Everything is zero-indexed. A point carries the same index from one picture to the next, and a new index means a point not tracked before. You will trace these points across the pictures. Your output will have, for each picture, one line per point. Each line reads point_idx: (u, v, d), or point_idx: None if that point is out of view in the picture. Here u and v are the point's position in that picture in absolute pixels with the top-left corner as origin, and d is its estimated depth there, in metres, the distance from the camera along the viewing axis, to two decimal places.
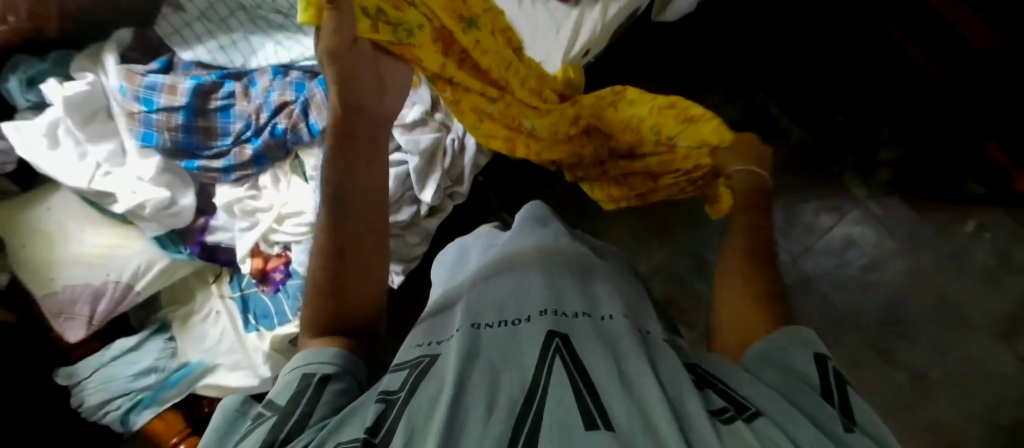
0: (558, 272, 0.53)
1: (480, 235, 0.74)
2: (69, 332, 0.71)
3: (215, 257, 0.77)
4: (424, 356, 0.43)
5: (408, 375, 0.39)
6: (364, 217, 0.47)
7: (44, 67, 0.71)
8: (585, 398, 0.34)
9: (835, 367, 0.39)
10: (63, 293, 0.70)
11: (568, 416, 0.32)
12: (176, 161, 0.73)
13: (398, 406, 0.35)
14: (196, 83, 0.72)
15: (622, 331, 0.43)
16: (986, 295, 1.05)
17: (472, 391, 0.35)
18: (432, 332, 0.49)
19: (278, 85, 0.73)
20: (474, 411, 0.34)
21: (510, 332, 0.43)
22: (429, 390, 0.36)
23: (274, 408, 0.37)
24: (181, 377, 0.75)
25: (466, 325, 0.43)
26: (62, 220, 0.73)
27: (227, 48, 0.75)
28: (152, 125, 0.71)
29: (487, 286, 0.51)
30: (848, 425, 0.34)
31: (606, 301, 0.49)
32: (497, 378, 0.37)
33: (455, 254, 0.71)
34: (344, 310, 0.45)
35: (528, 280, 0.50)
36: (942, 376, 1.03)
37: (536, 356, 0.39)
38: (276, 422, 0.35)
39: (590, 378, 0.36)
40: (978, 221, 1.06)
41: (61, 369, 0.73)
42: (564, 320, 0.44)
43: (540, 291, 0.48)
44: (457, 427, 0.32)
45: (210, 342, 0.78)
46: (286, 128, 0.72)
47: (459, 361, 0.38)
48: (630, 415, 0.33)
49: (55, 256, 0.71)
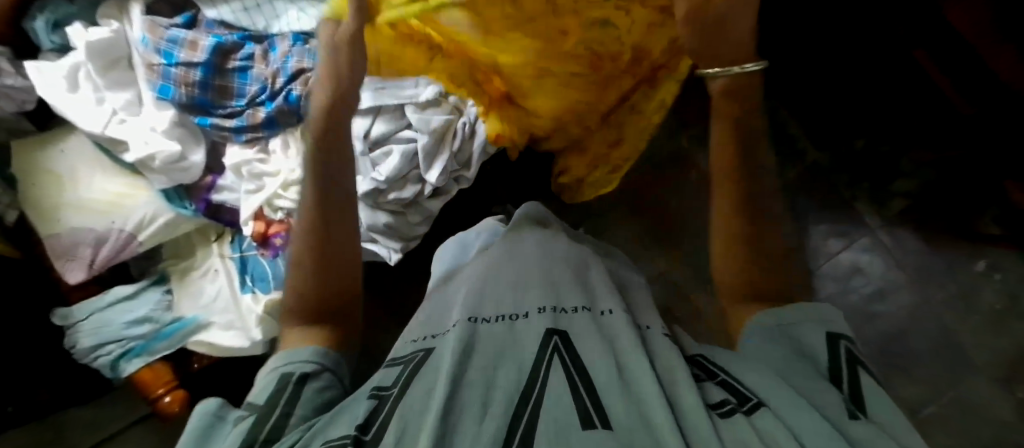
0: (552, 266, 0.56)
1: (483, 230, 0.76)
2: (69, 275, 0.73)
3: (219, 217, 0.78)
4: (420, 351, 0.46)
5: (401, 372, 0.43)
6: (343, 213, 0.52)
7: (71, 10, 0.72)
8: (582, 397, 0.37)
9: (848, 348, 0.42)
10: (66, 235, 0.72)
11: (564, 415, 0.35)
12: (189, 116, 0.74)
13: (392, 401, 0.38)
14: (216, 42, 0.72)
15: (620, 326, 0.46)
16: (990, 337, 1.03)
17: (470, 389, 0.38)
18: (433, 325, 0.52)
19: (297, 51, 0.73)
20: (471, 407, 0.36)
21: (507, 328, 0.46)
22: (427, 383, 0.39)
23: (252, 407, 0.40)
24: (174, 331, 0.76)
25: (464, 319, 0.46)
26: (73, 165, 0.74)
27: (251, 11, 0.75)
28: (170, 78, 0.71)
29: (486, 280, 0.54)
30: (852, 409, 0.36)
31: (604, 296, 0.53)
32: (494, 373, 0.40)
33: (456, 248, 0.73)
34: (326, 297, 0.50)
35: (521, 273, 0.54)
36: (938, 413, 1.01)
37: (535, 352, 0.42)
38: (258, 419, 0.38)
39: (589, 377, 0.39)
40: (989, 261, 1.04)
41: (57, 309, 0.75)
42: (562, 317, 0.47)
43: (537, 288, 0.51)
44: (457, 419, 0.35)
45: (206, 299, 0.79)
46: (300, 95, 0.73)
47: (457, 357, 0.40)
48: (629, 413, 0.35)
49: (62, 198, 0.73)
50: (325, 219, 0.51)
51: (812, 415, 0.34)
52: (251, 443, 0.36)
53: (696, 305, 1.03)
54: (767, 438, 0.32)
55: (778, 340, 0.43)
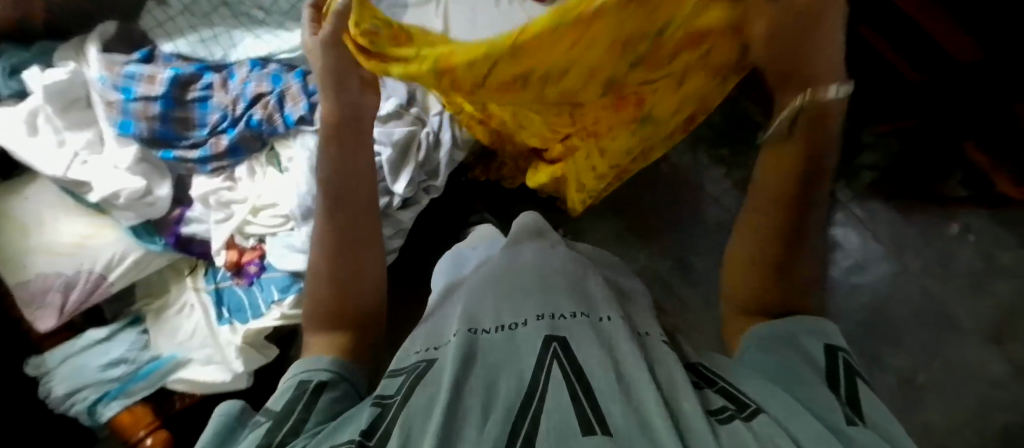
0: (552, 273, 0.57)
1: (481, 245, 0.75)
2: (41, 322, 0.71)
3: (189, 250, 0.77)
4: (421, 362, 0.46)
5: (404, 380, 0.44)
6: (360, 226, 0.56)
7: (27, 56, 0.74)
8: (581, 403, 0.37)
9: (845, 357, 0.42)
10: (35, 282, 0.71)
11: (564, 420, 0.35)
12: (153, 151, 0.75)
13: (395, 409, 0.40)
14: (174, 74, 0.74)
15: (618, 332, 0.46)
16: (972, 298, 1.04)
17: (469, 397, 0.39)
18: (430, 338, 0.52)
19: (254, 77, 0.75)
20: (472, 415, 0.37)
21: (506, 337, 0.46)
22: (428, 392, 0.40)
23: (271, 413, 0.42)
24: (151, 371, 0.74)
25: (463, 330, 0.47)
26: (38, 211, 0.74)
27: (208, 41, 0.77)
28: (129, 114, 0.73)
29: (484, 289, 0.55)
30: (850, 417, 0.36)
31: (605, 302, 0.53)
32: (493, 383, 0.41)
33: (452, 261, 0.74)
34: (344, 314, 0.53)
35: (523, 281, 0.55)
36: (931, 380, 1.02)
37: (534, 360, 0.42)
38: (274, 424, 0.40)
39: (586, 380, 0.40)
40: (964, 222, 1.06)
41: (31, 358, 0.74)
42: (561, 323, 0.47)
43: (534, 297, 0.52)
44: (457, 426, 0.36)
45: (182, 336, 0.78)
46: (262, 119, 0.74)
47: (456, 368, 0.41)
48: (628, 420, 0.35)
49: (27, 245, 0.72)
50: (346, 241, 0.54)
51: (809, 421, 0.35)
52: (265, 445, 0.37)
53: (680, 294, 1.04)
54: (766, 440, 0.33)
55: (766, 349, 0.45)
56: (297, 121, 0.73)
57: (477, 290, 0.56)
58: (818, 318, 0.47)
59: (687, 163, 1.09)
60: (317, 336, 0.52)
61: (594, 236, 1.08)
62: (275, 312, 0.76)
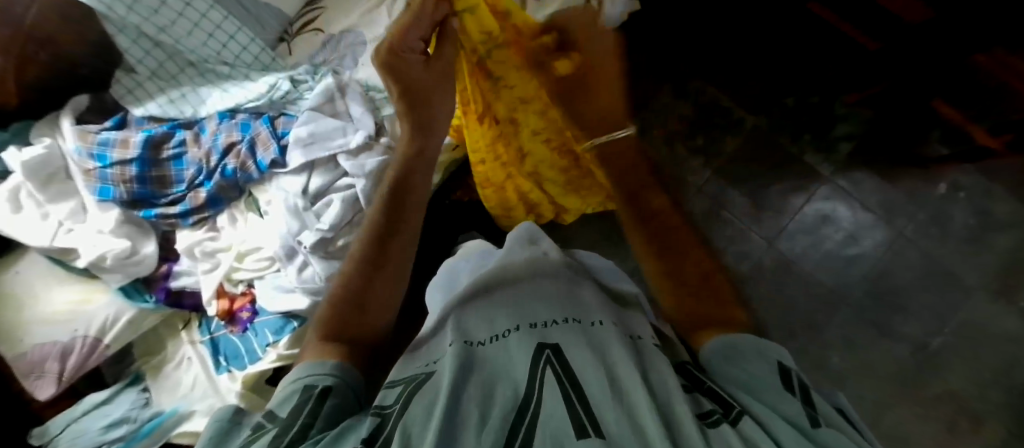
0: (544, 281, 0.57)
1: (471, 255, 0.76)
2: (39, 390, 0.73)
3: (181, 303, 0.78)
4: (420, 373, 0.47)
5: (402, 391, 0.43)
6: (401, 247, 0.57)
7: (4, 137, 0.76)
8: (575, 408, 0.37)
9: (798, 377, 0.41)
10: (32, 353, 0.72)
11: (559, 428, 0.36)
12: (135, 212, 0.77)
13: (395, 418, 0.40)
14: (147, 135, 0.76)
15: (610, 335, 0.46)
16: (972, 255, 1.02)
17: (467, 405, 0.39)
18: (429, 352, 0.52)
19: (224, 128, 0.78)
20: (471, 422, 0.38)
21: (501, 347, 0.47)
22: (426, 402, 0.40)
23: (276, 419, 0.41)
24: (153, 427, 0.75)
25: (459, 341, 0.48)
26: (29, 282, 0.75)
27: (177, 101, 0.80)
28: (108, 179, 0.75)
29: (480, 302, 0.54)
30: (815, 418, 0.36)
31: (598, 306, 0.53)
32: (490, 391, 0.41)
33: (447, 277, 0.74)
34: (357, 323, 0.51)
35: (514, 291, 0.55)
36: (945, 344, 0.99)
37: (528, 368, 0.43)
38: (277, 432, 0.39)
39: (579, 385, 0.40)
40: (952, 180, 1.04)
41: (33, 429, 0.75)
42: (552, 330, 0.47)
43: (528, 305, 0.51)
44: (456, 433, 0.37)
45: (184, 389, 0.78)
46: (235, 168, 0.76)
47: (454, 377, 0.42)
48: (622, 424, 0.36)
49: (22, 317, 0.73)
50: (378, 256, 0.55)
51: (788, 429, 0.35)
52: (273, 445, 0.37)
53: None
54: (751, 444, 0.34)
55: (737, 363, 0.43)
56: (270, 165, 0.76)
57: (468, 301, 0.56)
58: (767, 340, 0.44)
59: (665, 160, 1.09)
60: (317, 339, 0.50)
61: (583, 242, 1.08)
62: (271, 354, 0.75)
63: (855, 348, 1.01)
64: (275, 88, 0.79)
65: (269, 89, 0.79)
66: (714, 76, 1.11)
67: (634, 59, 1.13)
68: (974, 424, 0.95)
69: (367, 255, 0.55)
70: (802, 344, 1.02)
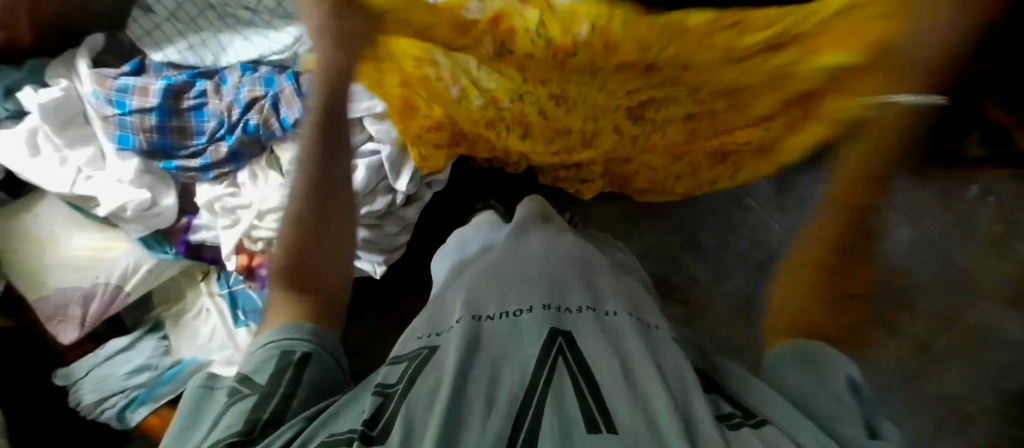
0: (556, 263, 0.53)
1: (483, 227, 0.70)
2: (63, 335, 0.74)
3: (201, 257, 0.78)
4: (424, 348, 0.42)
5: (406, 368, 0.39)
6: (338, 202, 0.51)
7: (19, 76, 0.74)
8: (587, 400, 0.33)
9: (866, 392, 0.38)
10: (55, 296, 0.73)
11: (567, 417, 0.32)
12: (154, 162, 0.75)
13: (396, 398, 0.35)
14: (167, 84, 0.74)
15: (627, 329, 0.42)
16: (995, 259, 0.97)
17: (474, 386, 0.35)
18: (432, 323, 0.47)
19: (247, 81, 0.75)
20: (475, 407, 0.33)
21: (512, 324, 0.42)
22: (428, 384, 0.35)
23: (253, 386, 0.39)
24: (175, 374, 0.75)
25: (466, 316, 0.43)
26: (51, 227, 0.75)
27: (197, 47, 0.77)
28: (127, 127, 0.73)
29: (499, 268, 0.52)
30: (869, 429, 0.35)
31: (611, 297, 0.49)
32: (497, 373, 0.36)
33: (455, 247, 0.68)
34: (322, 268, 0.48)
35: (525, 269, 0.51)
36: (948, 346, 0.96)
37: (538, 351, 0.38)
38: (257, 402, 0.38)
39: (592, 377, 0.36)
40: (982, 184, 0.99)
41: (57, 371, 0.77)
42: (566, 317, 0.43)
43: (539, 286, 0.47)
44: (462, 415, 0.32)
45: (202, 338, 0.79)
46: (258, 124, 0.74)
47: (461, 354, 0.37)
48: (635, 417, 0.32)
49: (45, 262, 0.73)
50: (326, 200, 0.50)
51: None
52: (252, 428, 0.36)
53: (691, 272, 1.02)
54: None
55: (807, 370, 0.39)
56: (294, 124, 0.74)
57: (486, 280, 0.50)
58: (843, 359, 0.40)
59: None
60: (279, 293, 0.47)
61: (602, 218, 1.06)
62: None
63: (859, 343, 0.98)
64: (300, 42, 0.76)
65: (294, 42, 0.76)
66: None
67: None
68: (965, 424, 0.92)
69: (313, 187, 0.50)
70: None
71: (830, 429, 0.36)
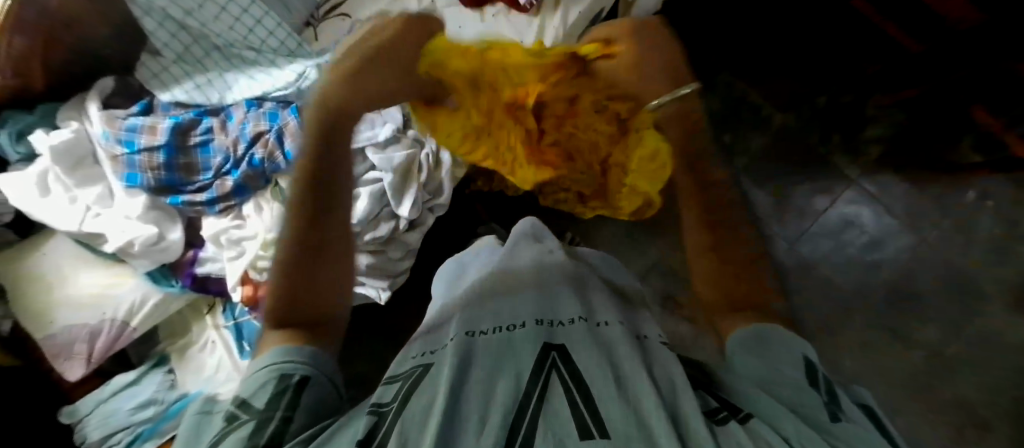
0: (547, 279, 0.53)
1: (481, 250, 0.71)
2: (69, 372, 0.74)
3: (206, 288, 0.79)
4: (419, 367, 0.41)
5: (401, 387, 0.38)
6: (333, 236, 0.50)
7: (31, 119, 0.76)
8: (580, 409, 0.33)
9: (823, 374, 0.38)
10: (61, 334, 0.73)
11: (560, 425, 0.31)
12: (161, 197, 0.77)
13: (391, 417, 0.34)
14: (174, 122, 0.76)
15: (618, 337, 0.42)
16: (997, 263, 0.97)
17: (468, 403, 0.34)
18: (428, 342, 0.47)
19: (251, 117, 0.78)
20: (470, 423, 0.33)
21: (505, 339, 0.42)
22: (423, 401, 0.35)
23: (251, 410, 0.38)
24: (179, 409, 0.76)
25: (460, 333, 0.43)
26: (58, 264, 0.76)
27: (203, 86, 0.80)
28: (135, 165, 0.75)
29: (493, 288, 0.51)
30: (834, 412, 0.34)
31: (603, 308, 0.48)
32: (492, 387, 0.36)
33: (454, 269, 0.68)
34: (314, 305, 0.48)
35: (517, 287, 0.51)
36: (959, 352, 0.95)
37: (531, 364, 0.38)
38: (257, 425, 0.36)
39: (585, 387, 0.35)
40: (980, 189, 0.98)
41: (63, 408, 0.77)
42: (559, 330, 0.43)
43: (529, 302, 0.47)
44: (455, 432, 0.32)
45: (208, 371, 0.79)
46: (263, 157, 0.76)
47: (455, 372, 0.37)
48: (627, 419, 0.32)
49: (52, 299, 0.74)
50: (316, 238, 0.49)
51: (818, 441, 0.31)
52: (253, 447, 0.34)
53: None
54: (763, 442, 0.30)
55: (761, 358, 0.40)
56: None
57: (478, 302, 0.49)
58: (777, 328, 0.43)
59: None
60: (280, 333, 0.45)
61: (602, 235, 1.06)
62: None
63: (867, 353, 0.98)
64: (303, 77, 0.78)
65: (297, 78, 0.78)
66: (746, 72, 1.06)
67: None
68: (986, 433, 0.92)
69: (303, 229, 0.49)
70: (817, 345, 0.99)
71: (803, 414, 0.34)
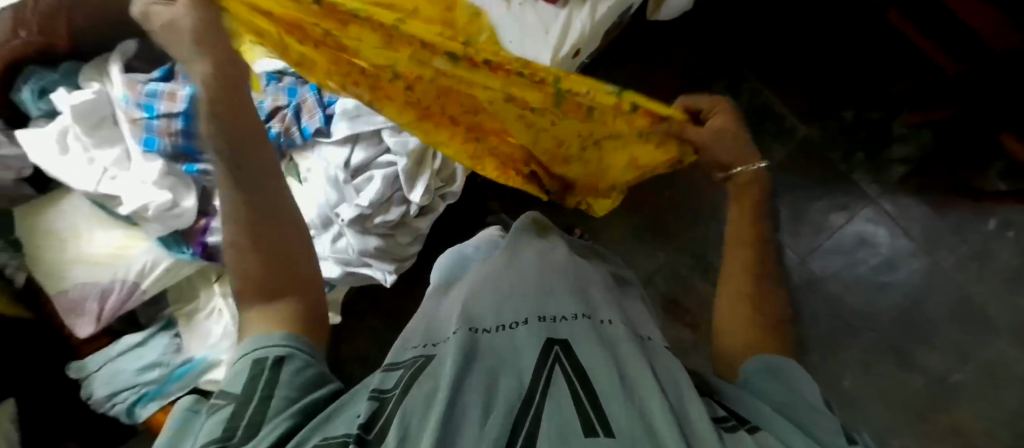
0: (552, 274, 0.49)
1: (483, 244, 0.67)
2: (79, 328, 0.76)
3: (215, 257, 0.78)
4: (420, 357, 0.40)
5: (403, 375, 0.37)
6: (289, 232, 0.45)
7: (54, 77, 0.77)
8: (584, 407, 0.31)
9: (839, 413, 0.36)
10: (73, 291, 0.75)
11: (564, 424, 0.30)
12: (177, 165, 0.78)
13: (395, 403, 0.33)
14: (194, 90, 0.75)
15: (622, 337, 0.40)
16: (1010, 294, 0.95)
17: (469, 394, 0.33)
18: (429, 331, 0.45)
19: (271, 91, 0.78)
20: (472, 415, 0.31)
21: (509, 337, 0.39)
22: (426, 389, 0.33)
23: (229, 396, 0.36)
24: (185, 372, 0.78)
25: (463, 327, 0.40)
26: (74, 223, 0.77)
27: None
28: (153, 130, 0.76)
29: (500, 281, 0.47)
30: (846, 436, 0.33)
31: (607, 305, 0.46)
32: (493, 381, 0.34)
33: (452, 261, 0.64)
34: (293, 281, 0.44)
35: (521, 282, 0.47)
36: (963, 381, 0.94)
37: (533, 362, 0.36)
38: (235, 410, 0.34)
39: (590, 385, 0.33)
40: (1001, 218, 0.96)
41: (72, 363, 0.78)
42: (561, 326, 0.40)
43: (535, 296, 0.44)
44: (458, 424, 0.30)
45: (214, 339, 0.80)
46: (279, 132, 0.77)
47: (458, 361, 0.35)
48: (632, 422, 0.30)
49: (67, 257, 0.76)
50: (263, 241, 0.44)
51: None
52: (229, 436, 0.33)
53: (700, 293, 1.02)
54: None
55: (780, 382, 0.39)
56: (314, 133, 0.77)
57: (475, 286, 0.49)
58: (789, 361, 0.41)
59: None
60: (257, 310, 0.42)
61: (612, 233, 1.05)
62: None
63: (869, 375, 0.96)
64: None
65: None
66: (774, 79, 1.04)
67: (689, 51, 1.05)
68: None
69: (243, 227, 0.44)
70: (820, 362, 0.98)
71: (816, 436, 0.33)
